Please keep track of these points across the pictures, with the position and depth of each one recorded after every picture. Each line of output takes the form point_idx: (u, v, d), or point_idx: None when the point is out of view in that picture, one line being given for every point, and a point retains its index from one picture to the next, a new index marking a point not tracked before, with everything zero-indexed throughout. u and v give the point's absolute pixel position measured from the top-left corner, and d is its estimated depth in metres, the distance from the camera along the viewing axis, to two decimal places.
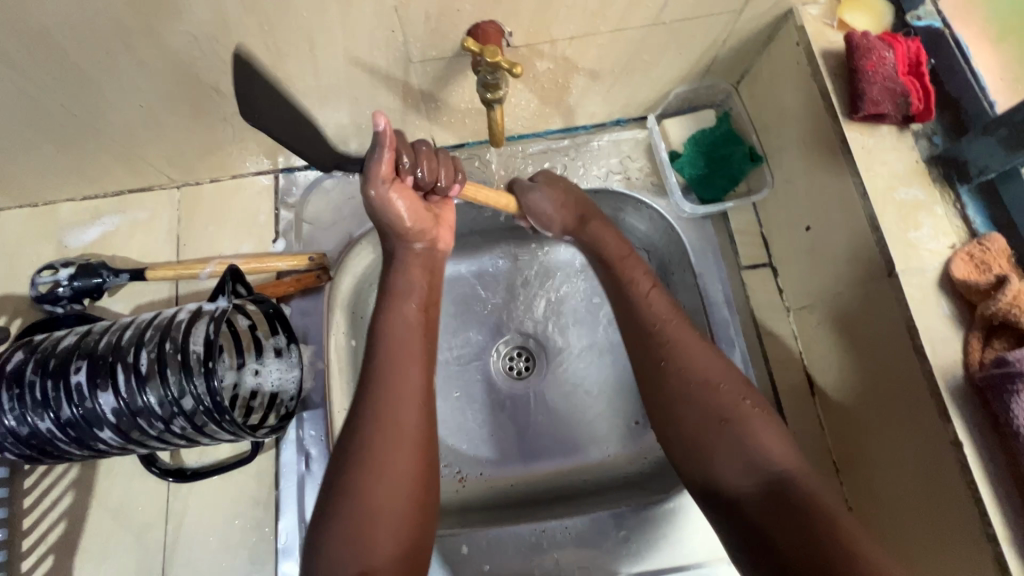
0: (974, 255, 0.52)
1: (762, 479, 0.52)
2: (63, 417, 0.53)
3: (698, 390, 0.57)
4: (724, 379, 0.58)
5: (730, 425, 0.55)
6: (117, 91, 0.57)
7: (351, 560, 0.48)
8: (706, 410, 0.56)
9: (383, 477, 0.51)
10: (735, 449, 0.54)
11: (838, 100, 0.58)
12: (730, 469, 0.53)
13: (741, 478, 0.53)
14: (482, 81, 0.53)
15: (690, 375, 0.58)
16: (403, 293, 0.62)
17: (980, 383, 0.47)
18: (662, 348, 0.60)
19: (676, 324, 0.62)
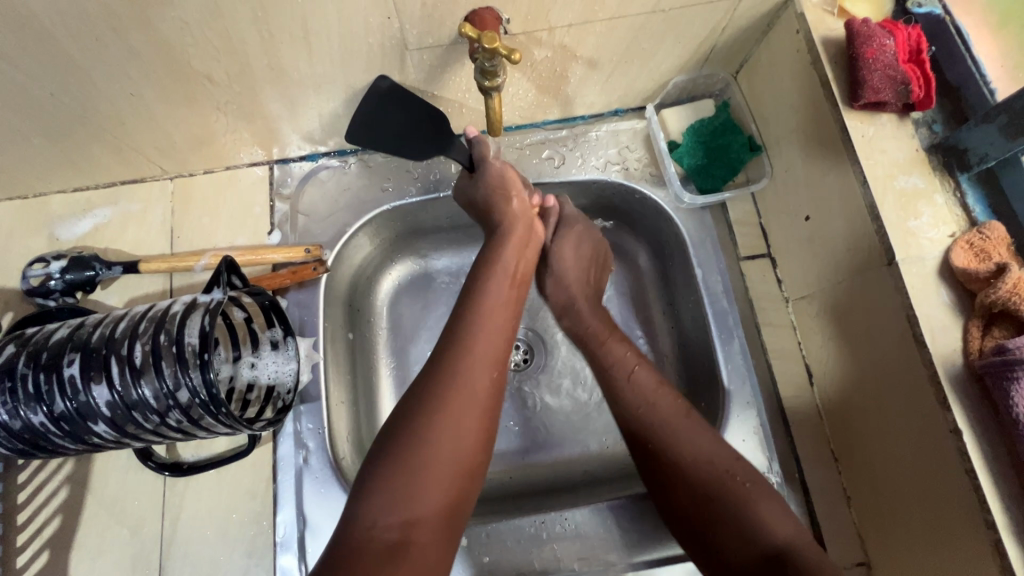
0: (974, 243, 0.52)
1: (765, 559, 0.50)
2: (56, 411, 0.52)
3: (690, 462, 0.56)
4: (715, 450, 0.56)
5: (729, 502, 0.53)
6: (108, 79, 0.56)
7: (398, 508, 0.46)
8: (700, 485, 0.55)
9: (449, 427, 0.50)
10: (735, 528, 0.52)
11: (838, 88, 0.58)
12: (733, 550, 0.52)
13: (742, 559, 0.51)
14: (479, 68, 0.53)
15: (676, 447, 0.57)
16: (501, 263, 0.62)
17: (980, 371, 0.47)
18: (648, 422, 0.59)
19: (660, 394, 0.61)
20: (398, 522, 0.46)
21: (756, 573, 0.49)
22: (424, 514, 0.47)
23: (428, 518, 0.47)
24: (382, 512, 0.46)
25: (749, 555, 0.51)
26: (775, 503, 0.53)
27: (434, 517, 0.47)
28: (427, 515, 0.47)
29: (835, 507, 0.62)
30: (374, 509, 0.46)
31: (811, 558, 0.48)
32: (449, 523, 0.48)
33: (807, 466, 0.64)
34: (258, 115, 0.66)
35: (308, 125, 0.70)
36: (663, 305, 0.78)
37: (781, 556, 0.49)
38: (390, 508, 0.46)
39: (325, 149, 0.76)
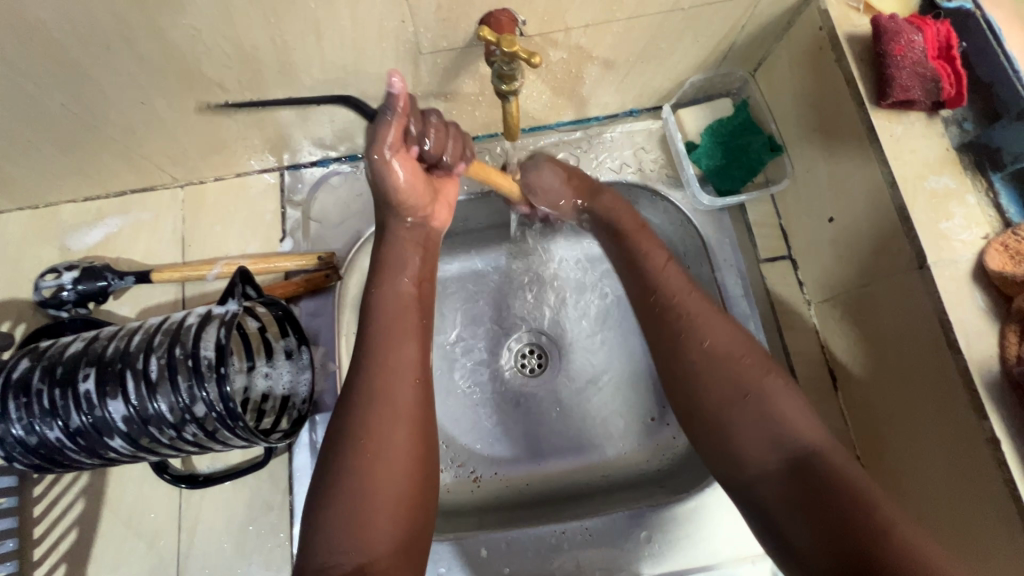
0: (1009, 245, 0.50)
1: (788, 460, 0.50)
2: (72, 426, 0.51)
3: (713, 364, 0.55)
4: (742, 348, 0.56)
5: (752, 403, 0.53)
6: (118, 87, 0.55)
7: (350, 549, 0.47)
8: (732, 383, 0.54)
9: (378, 459, 0.49)
10: (761, 432, 0.52)
11: (864, 87, 0.56)
12: (753, 452, 0.52)
13: (764, 462, 0.51)
14: (496, 72, 0.51)
15: (710, 349, 0.56)
16: (398, 265, 0.58)
17: (1019, 378, 0.46)
18: (679, 324, 0.58)
19: (693, 300, 0.59)
20: (351, 565, 0.46)
21: (781, 475, 0.50)
22: (381, 545, 0.48)
23: (383, 547, 0.48)
24: (333, 553, 0.47)
25: (770, 456, 0.51)
26: (797, 403, 0.53)
27: (391, 544, 0.48)
28: (382, 545, 0.48)
29: None
30: (326, 551, 0.47)
31: (834, 462, 0.49)
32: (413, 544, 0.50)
33: None
34: (269, 121, 0.65)
35: (319, 130, 0.69)
36: None
37: (805, 460, 0.50)
38: (340, 550, 0.46)
39: (336, 155, 0.75)
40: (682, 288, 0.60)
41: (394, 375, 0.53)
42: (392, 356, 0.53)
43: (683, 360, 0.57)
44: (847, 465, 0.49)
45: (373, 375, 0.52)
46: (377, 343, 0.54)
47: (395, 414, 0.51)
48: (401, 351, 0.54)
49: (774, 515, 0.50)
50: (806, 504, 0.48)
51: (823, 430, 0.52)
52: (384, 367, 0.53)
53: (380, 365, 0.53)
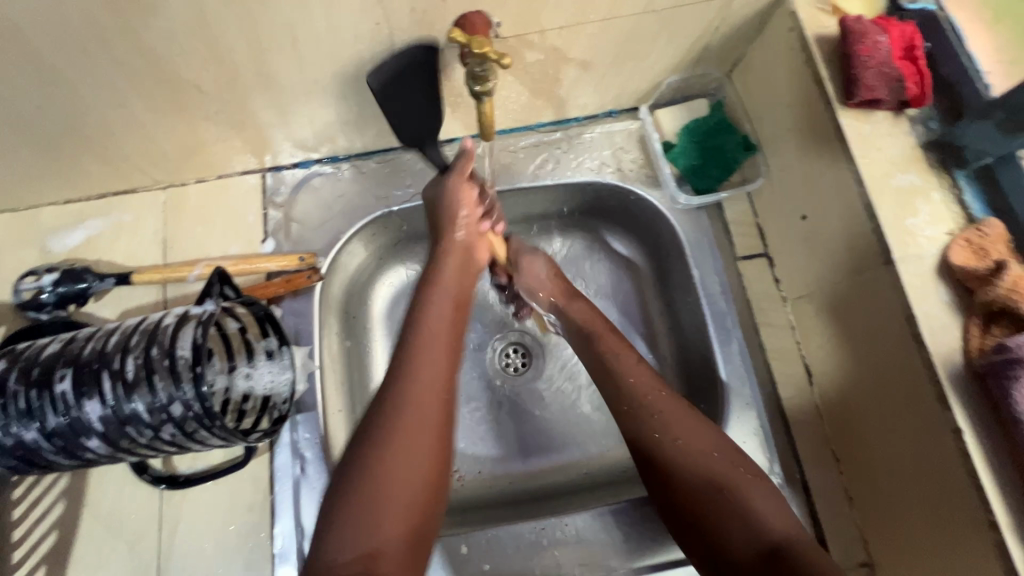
0: (972, 240, 0.51)
1: (761, 552, 0.46)
2: (48, 426, 0.51)
3: (683, 458, 0.52)
4: (704, 438, 0.53)
5: (727, 495, 0.50)
6: (95, 89, 0.55)
7: (356, 541, 0.45)
8: (703, 477, 0.51)
9: (400, 453, 0.49)
10: (733, 522, 0.48)
11: (833, 86, 0.58)
12: (729, 540, 0.48)
13: (740, 553, 0.47)
14: (470, 73, 0.52)
15: (680, 445, 0.53)
16: (435, 283, 0.61)
17: (981, 370, 0.47)
18: (646, 422, 0.56)
19: (657, 392, 0.57)
20: (357, 555, 0.45)
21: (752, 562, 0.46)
22: (388, 540, 0.46)
23: (390, 543, 0.46)
24: (343, 546, 0.45)
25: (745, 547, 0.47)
26: (775, 500, 0.49)
27: (399, 542, 0.46)
28: (389, 541, 0.46)
29: (837, 510, 0.61)
30: (334, 545, 0.45)
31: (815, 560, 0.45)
32: (417, 545, 0.48)
33: (808, 466, 0.63)
34: (249, 122, 0.66)
35: (299, 132, 0.70)
36: (661, 306, 0.77)
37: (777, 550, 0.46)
38: (349, 543, 0.45)
39: (317, 156, 0.76)
40: (651, 384, 0.58)
41: (426, 376, 0.53)
42: (429, 359, 0.54)
43: (655, 452, 0.54)
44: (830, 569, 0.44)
45: (405, 374, 0.53)
46: (418, 348, 0.55)
47: (425, 415, 0.51)
48: (438, 355, 0.55)
49: None
50: None
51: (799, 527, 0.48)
52: (418, 368, 0.53)
53: (416, 368, 0.53)
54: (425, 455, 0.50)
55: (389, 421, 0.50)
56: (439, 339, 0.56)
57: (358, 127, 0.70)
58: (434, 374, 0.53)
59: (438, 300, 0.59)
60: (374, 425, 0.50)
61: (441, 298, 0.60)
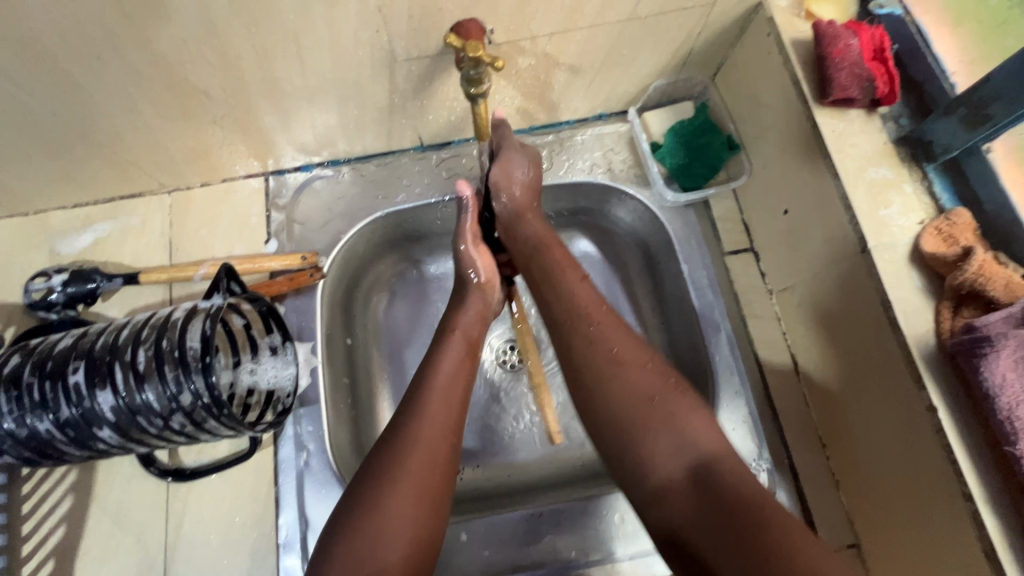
0: (942, 229, 0.54)
1: (693, 475, 0.45)
2: (61, 417, 0.53)
3: (610, 369, 0.50)
4: (626, 348, 0.52)
5: (659, 409, 0.48)
6: (107, 95, 0.58)
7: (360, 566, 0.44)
8: (629, 395, 0.49)
9: (407, 488, 0.48)
10: (665, 438, 0.46)
11: (809, 87, 0.61)
12: (661, 463, 0.46)
13: (671, 474, 0.46)
14: (465, 76, 0.55)
15: (612, 356, 0.51)
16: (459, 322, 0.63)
17: (952, 349, 0.49)
18: (585, 336, 0.53)
19: (602, 313, 0.55)
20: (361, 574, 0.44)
21: (687, 491, 0.44)
22: (388, 565, 0.45)
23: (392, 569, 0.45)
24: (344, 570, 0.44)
25: (676, 468, 0.46)
26: (704, 417, 0.48)
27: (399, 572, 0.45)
28: (391, 566, 0.45)
29: (825, 493, 0.64)
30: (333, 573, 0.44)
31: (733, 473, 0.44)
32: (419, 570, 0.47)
33: (796, 452, 0.66)
34: (253, 127, 0.69)
35: (302, 136, 0.72)
36: (652, 301, 0.79)
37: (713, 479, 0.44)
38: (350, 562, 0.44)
39: (318, 160, 0.78)
40: (590, 299, 0.56)
41: (434, 420, 0.52)
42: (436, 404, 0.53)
43: (588, 371, 0.51)
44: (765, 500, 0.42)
45: (415, 416, 0.52)
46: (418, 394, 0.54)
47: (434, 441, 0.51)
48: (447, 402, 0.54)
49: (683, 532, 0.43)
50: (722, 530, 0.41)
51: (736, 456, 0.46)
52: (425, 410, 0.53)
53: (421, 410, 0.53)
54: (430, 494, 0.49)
55: (396, 458, 0.49)
56: (447, 388, 0.55)
57: (357, 131, 0.73)
58: (438, 418, 0.53)
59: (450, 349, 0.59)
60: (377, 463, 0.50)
61: (450, 347, 0.60)
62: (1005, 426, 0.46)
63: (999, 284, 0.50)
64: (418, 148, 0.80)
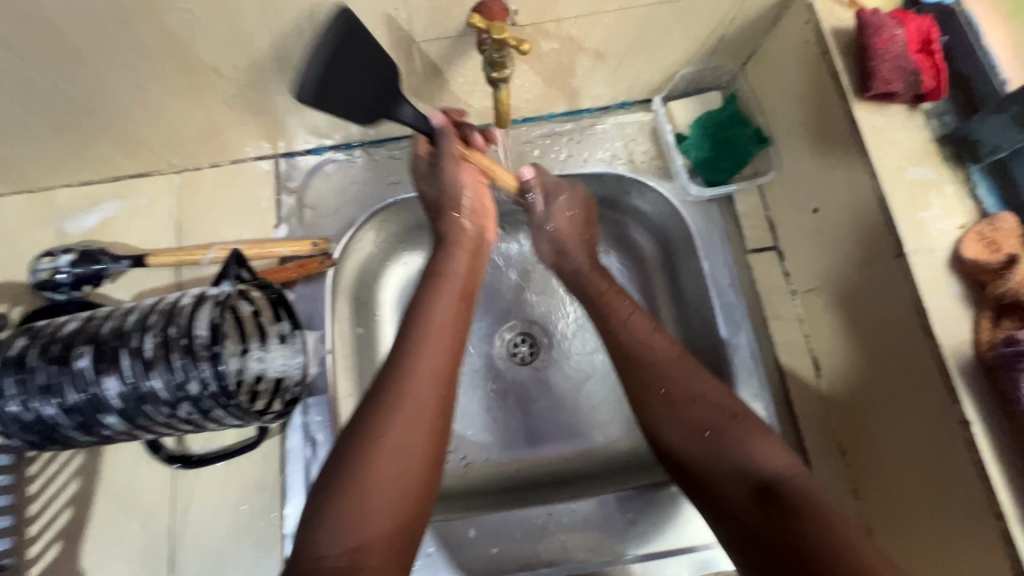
0: (984, 234, 0.51)
1: (754, 491, 0.49)
2: (67, 402, 0.52)
3: (671, 388, 0.56)
4: (690, 379, 0.56)
5: (716, 441, 0.52)
6: (114, 71, 0.56)
7: (346, 536, 0.46)
8: (686, 426, 0.54)
9: (387, 458, 0.49)
10: (721, 458, 0.51)
11: (848, 79, 0.58)
12: (720, 486, 0.51)
13: (734, 497, 0.50)
14: (488, 60, 0.52)
15: (664, 391, 0.56)
16: (452, 242, 0.64)
17: (991, 361, 0.47)
18: (636, 365, 0.59)
19: (681, 370, 0.57)
20: (348, 547, 0.46)
21: (744, 505, 0.49)
22: (376, 539, 0.47)
23: (375, 543, 0.47)
24: (333, 540, 0.46)
25: (740, 491, 0.50)
26: (765, 436, 0.51)
27: (387, 540, 0.48)
28: (378, 538, 0.47)
29: (842, 501, 0.62)
30: (320, 537, 0.46)
31: (798, 488, 0.47)
32: (404, 543, 0.49)
33: (814, 458, 0.64)
34: (264, 107, 0.66)
35: (314, 118, 0.70)
36: (669, 299, 0.77)
37: (770, 488, 0.48)
38: (339, 535, 0.46)
39: (330, 143, 0.76)
40: (661, 350, 0.59)
41: (421, 375, 0.53)
42: (427, 358, 0.54)
43: (644, 399, 0.57)
44: (813, 490, 0.47)
45: (397, 373, 0.53)
46: (403, 360, 0.54)
47: (421, 405, 0.52)
48: (434, 354, 0.55)
49: (738, 518, 0.49)
50: (771, 531, 0.46)
51: (792, 462, 0.50)
52: (415, 362, 0.54)
53: (414, 366, 0.53)
54: (413, 457, 0.50)
55: (377, 421, 0.50)
56: (439, 335, 0.56)
57: None
58: (428, 376, 0.53)
59: (443, 296, 0.60)
60: (362, 431, 0.50)
61: (442, 294, 0.60)
62: None
63: None
64: None
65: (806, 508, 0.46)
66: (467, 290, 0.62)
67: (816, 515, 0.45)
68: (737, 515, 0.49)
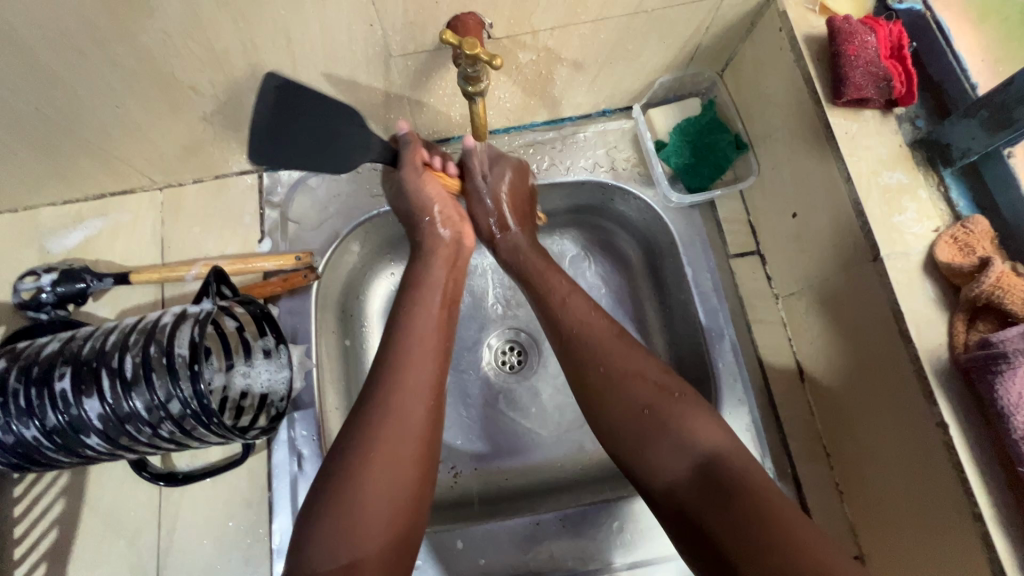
0: (958, 238, 0.52)
1: (695, 473, 0.51)
2: (48, 424, 0.52)
3: (613, 370, 0.58)
4: (633, 361, 0.59)
5: (658, 419, 0.54)
6: (92, 91, 0.56)
7: (340, 550, 0.47)
8: (630, 406, 0.56)
9: (380, 472, 0.50)
10: (664, 441, 0.53)
11: (821, 86, 0.58)
12: (662, 469, 0.53)
13: (674, 480, 0.52)
14: (462, 74, 0.52)
15: (608, 369, 0.58)
16: (429, 255, 0.67)
17: (965, 364, 0.47)
18: (585, 348, 0.61)
19: (632, 360, 0.59)
20: (341, 564, 0.47)
21: (685, 486, 0.51)
22: (367, 555, 0.48)
23: (372, 556, 0.48)
24: (323, 555, 0.47)
25: (680, 473, 0.52)
26: (702, 416, 0.54)
27: (378, 555, 0.48)
28: (369, 556, 0.48)
29: (828, 504, 0.62)
30: (313, 553, 0.47)
31: (734, 468, 0.50)
32: (399, 556, 0.50)
33: (800, 461, 0.64)
34: (245, 124, 0.67)
35: None
36: (654, 304, 0.78)
37: (710, 469, 0.51)
38: (331, 551, 0.47)
39: None
40: (605, 331, 0.61)
41: (410, 391, 0.55)
42: (414, 374, 0.56)
43: (591, 379, 0.59)
44: (748, 470, 0.50)
45: (389, 390, 0.54)
46: (398, 378, 0.55)
47: (410, 421, 0.53)
48: (420, 369, 0.57)
49: (681, 503, 0.51)
50: (713, 513, 0.48)
51: (729, 441, 0.53)
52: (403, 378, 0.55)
53: (405, 382, 0.55)
54: (407, 471, 0.52)
55: (369, 436, 0.52)
56: (423, 349, 0.58)
57: None
58: (418, 392, 0.55)
59: (425, 312, 0.61)
60: (354, 447, 0.51)
61: (424, 309, 0.62)
62: (1019, 446, 0.44)
63: (1018, 297, 0.47)
64: None
65: (743, 489, 0.49)
66: (451, 298, 0.65)
67: (753, 499, 0.48)
68: (677, 498, 0.51)
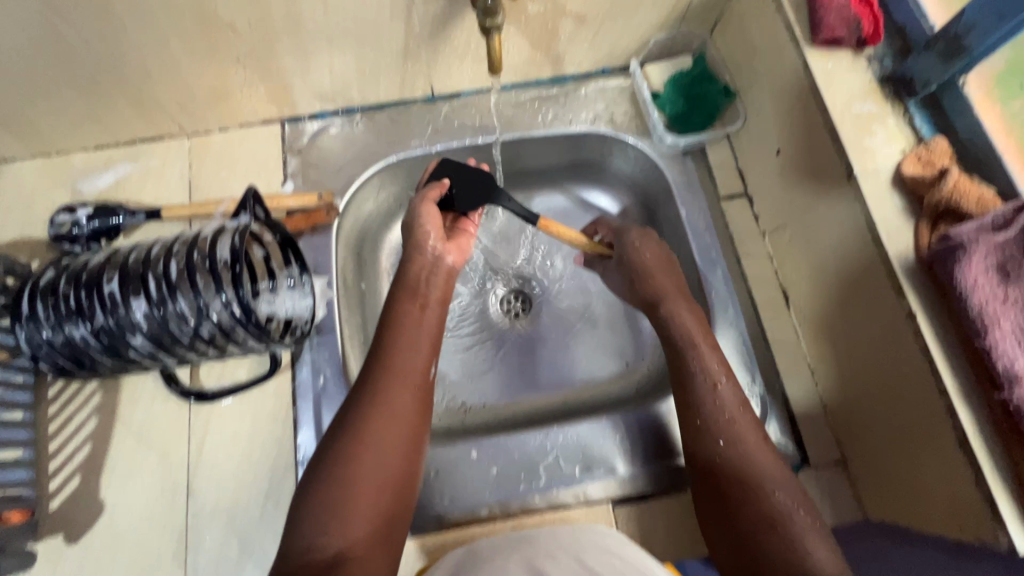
0: (921, 156, 0.58)
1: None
2: (96, 324, 0.56)
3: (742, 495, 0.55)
4: (767, 479, 0.55)
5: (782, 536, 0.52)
6: (138, 26, 0.61)
7: (329, 526, 0.49)
8: (755, 521, 0.53)
9: (370, 452, 0.53)
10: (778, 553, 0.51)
11: (800, 30, 0.65)
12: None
13: None
14: (482, 8, 0.59)
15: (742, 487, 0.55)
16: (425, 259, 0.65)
17: (930, 258, 0.53)
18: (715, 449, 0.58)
19: (778, 477, 0.55)
20: (334, 539, 0.49)
21: None
22: (357, 537, 0.50)
23: (361, 535, 0.50)
24: (317, 533, 0.49)
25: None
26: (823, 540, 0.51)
27: (367, 533, 0.50)
28: (359, 534, 0.50)
29: (813, 415, 0.68)
30: (307, 532, 0.49)
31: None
32: (385, 531, 0.52)
33: (787, 377, 0.70)
34: (274, 68, 0.72)
35: (319, 80, 0.76)
36: None
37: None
38: (321, 526, 0.49)
39: (334, 108, 0.82)
40: (737, 412, 0.59)
41: (401, 375, 0.57)
42: (401, 359, 0.58)
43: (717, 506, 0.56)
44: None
45: (380, 372, 0.57)
46: (385, 365, 0.58)
47: (396, 405, 0.56)
48: (410, 358, 0.59)
49: None
50: None
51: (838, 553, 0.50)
52: (392, 368, 0.58)
53: (392, 375, 0.57)
54: (398, 444, 0.54)
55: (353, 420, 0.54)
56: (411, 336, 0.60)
57: (372, 78, 0.77)
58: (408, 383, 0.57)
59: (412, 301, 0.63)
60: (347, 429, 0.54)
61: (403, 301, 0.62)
62: (976, 322, 0.49)
63: (972, 200, 0.54)
64: (428, 98, 0.83)
65: None
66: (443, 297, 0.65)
67: None
68: None
